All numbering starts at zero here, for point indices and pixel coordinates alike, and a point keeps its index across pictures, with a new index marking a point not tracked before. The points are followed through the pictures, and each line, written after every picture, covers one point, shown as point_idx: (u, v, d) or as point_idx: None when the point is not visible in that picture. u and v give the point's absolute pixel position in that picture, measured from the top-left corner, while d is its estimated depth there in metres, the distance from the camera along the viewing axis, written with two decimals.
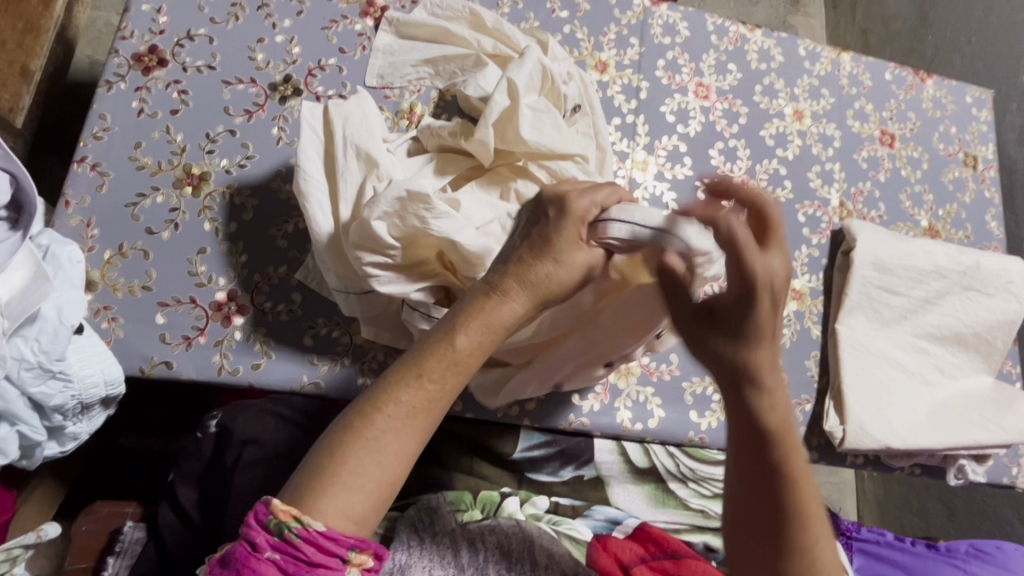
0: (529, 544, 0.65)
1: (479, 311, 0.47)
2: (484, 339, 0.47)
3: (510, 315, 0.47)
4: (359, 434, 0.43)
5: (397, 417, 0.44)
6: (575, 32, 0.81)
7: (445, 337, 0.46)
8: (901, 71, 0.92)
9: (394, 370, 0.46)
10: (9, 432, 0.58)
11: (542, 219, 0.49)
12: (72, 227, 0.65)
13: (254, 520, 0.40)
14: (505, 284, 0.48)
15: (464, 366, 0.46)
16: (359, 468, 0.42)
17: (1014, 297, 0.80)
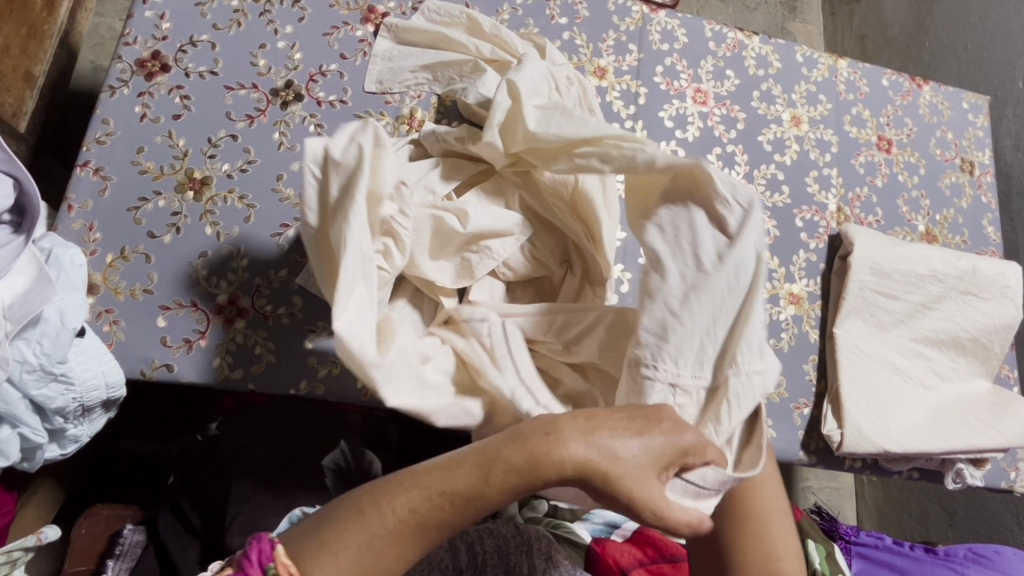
0: (526, 548, 0.66)
1: (521, 450, 0.42)
2: (521, 479, 0.42)
3: (559, 465, 0.42)
4: (364, 521, 0.42)
5: (404, 522, 0.43)
6: (574, 38, 0.82)
7: (480, 464, 0.43)
8: (897, 77, 0.93)
9: (421, 470, 0.44)
10: (10, 434, 0.59)
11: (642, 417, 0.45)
12: (74, 231, 0.66)
13: (254, 558, 0.41)
14: (561, 428, 0.43)
15: (492, 497, 0.43)
16: (354, 554, 0.42)
17: (1010, 301, 0.80)
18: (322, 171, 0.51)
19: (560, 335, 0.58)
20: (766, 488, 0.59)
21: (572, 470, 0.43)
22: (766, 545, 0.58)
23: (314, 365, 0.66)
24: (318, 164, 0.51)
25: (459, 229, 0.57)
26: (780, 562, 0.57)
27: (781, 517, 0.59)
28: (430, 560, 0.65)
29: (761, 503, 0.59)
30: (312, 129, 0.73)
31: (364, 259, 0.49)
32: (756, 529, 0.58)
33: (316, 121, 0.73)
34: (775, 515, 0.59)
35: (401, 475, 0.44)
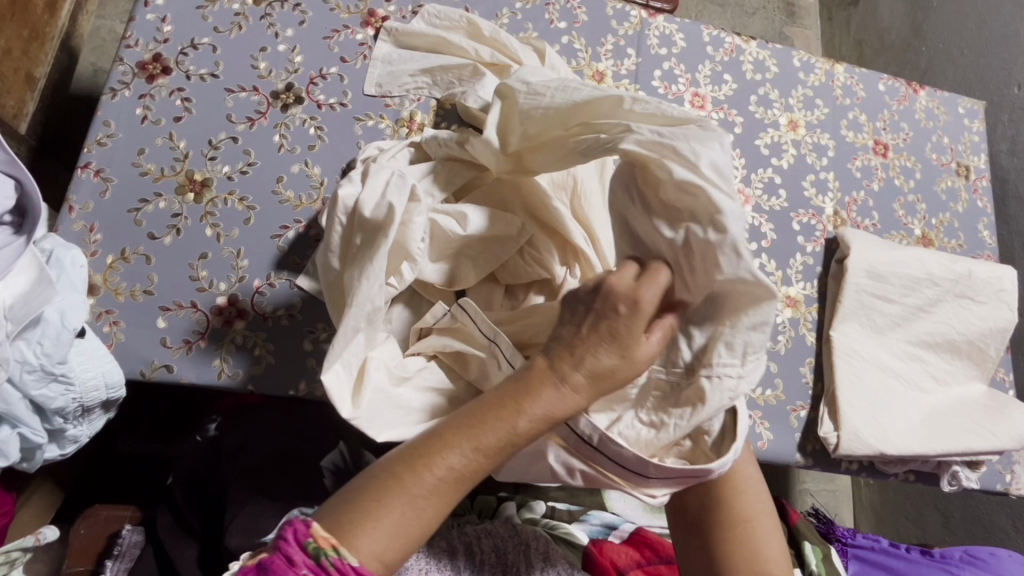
0: (524, 547, 0.67)
1: (540, 400, 0.45)
2: (545, 424, 0.46)
3: (575, 407, 0.46)
4: (404, 486, 0.44)
5: (442, 480, 0.44)
6: (572, 42, 0.83)
7: (506, 416, 0.45)
8: (893, 82, 0.94)
9: (450, 427, 0.46)
10: (10, 434, 0.59)
11: (610, 313, 0.46)
12: (75, 232, 0.66)
13: (292, 538, 0.43)
14: (569, 372, 0.46)
15: (521, 443, 0.46)
16: (398, 518, 0.44)
17: (1005, 305, 0.81)
18: (349, 220, 0.60)
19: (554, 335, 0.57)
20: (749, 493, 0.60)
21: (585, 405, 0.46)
22: (752, 548, 0.59)
23: (313, 366, 0.66)
24: (346, 213, 0.60)
25: (460, 232, 0.59)
26: (766, 562, 0.59)
27: (767, 518, 0.60)
28: (431, 556, 0.65)
29: (748, 507, 0.60)
30: (313, 132, 0.73)
31: (373, 311, 0.55)
32: (741, 535, 0.59)
33: (316, 124, 0.73)
34: (760, 518, 0.60)
35: (431, 436, 0.46)
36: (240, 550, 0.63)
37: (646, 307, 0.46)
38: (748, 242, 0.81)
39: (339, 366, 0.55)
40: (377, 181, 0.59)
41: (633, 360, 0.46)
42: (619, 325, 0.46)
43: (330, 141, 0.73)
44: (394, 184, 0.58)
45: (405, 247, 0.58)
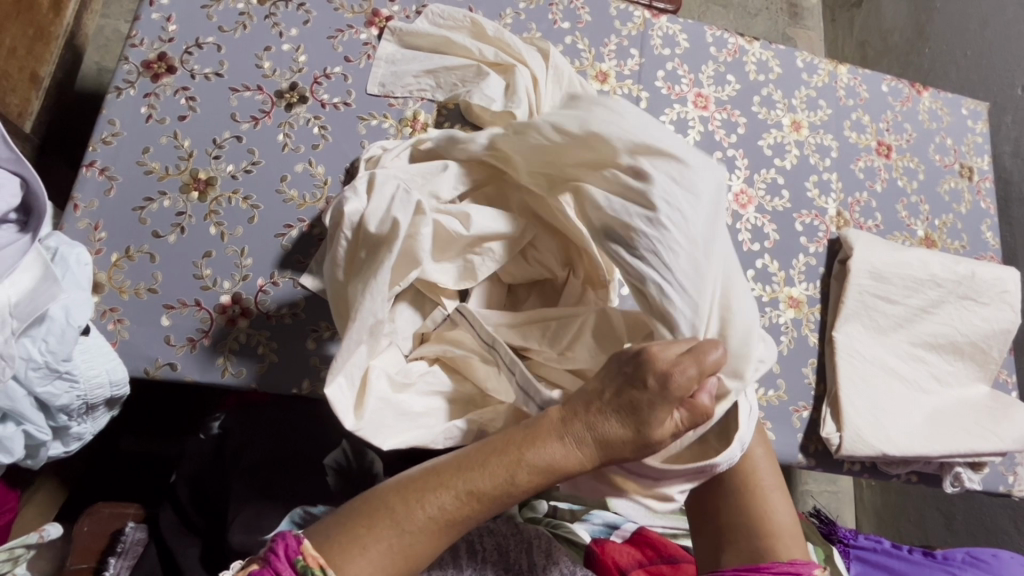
0: (526, 545, 0.68)
1: (544, 454, 0.46)
2: (541, 477, 0.46)
3: (573, 465, 0.47)
4: (397, 518, 0.44)
5: (433, 520, 0.45)
6: (576, 42, 0.83)
7: (508, 464, 0.46)
8: (896, 83, 0.94)
9: (448, 468, 0.47)
10: (15, 431, 0.59)
11: (637, 383, 0.47)
12: (80, 230, 0.66)
13: (282, 552, 0.43)
14: (578, 431, 0.47)
15: (514, 494, 0.46)
16: (386, 549, 0.44)
17: (1008, 306, 0.81)
18: (354, 236, 0.59)
19: (555, 344, 0.58)
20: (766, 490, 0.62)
21: (585, 467, 0.48)
22: (757, 520, 0.60)
23: (317, 365, 0.66)
24: (352, 229, 0.59)
25: (466, 233, 0.59)
26: (772, 537, 0.59)
27: (776, 493, 0.62)
28: None
29: (752, 481, 0.62)
30: (316, 131, 0.73)
31: (374, 325, 0.55)
32: (746, 508, 0.61)
33: (320, 123, 0.73)
34: (768, 494, 0.61)
35: (429, 473, 0.47)
36: (243, 549, 0.65)
37: (676, 387, 0.47)
38: (751, 243, 0.81)
39: (343, 379, 0.55)
40: (384, 194, 0.58)
41: (647, 437, 0.47)
42: (643, 399, 0.47)
43: (334, 140, 0.73)
44: (400, 200, 0.58)
45: (414, 254, 0.58)
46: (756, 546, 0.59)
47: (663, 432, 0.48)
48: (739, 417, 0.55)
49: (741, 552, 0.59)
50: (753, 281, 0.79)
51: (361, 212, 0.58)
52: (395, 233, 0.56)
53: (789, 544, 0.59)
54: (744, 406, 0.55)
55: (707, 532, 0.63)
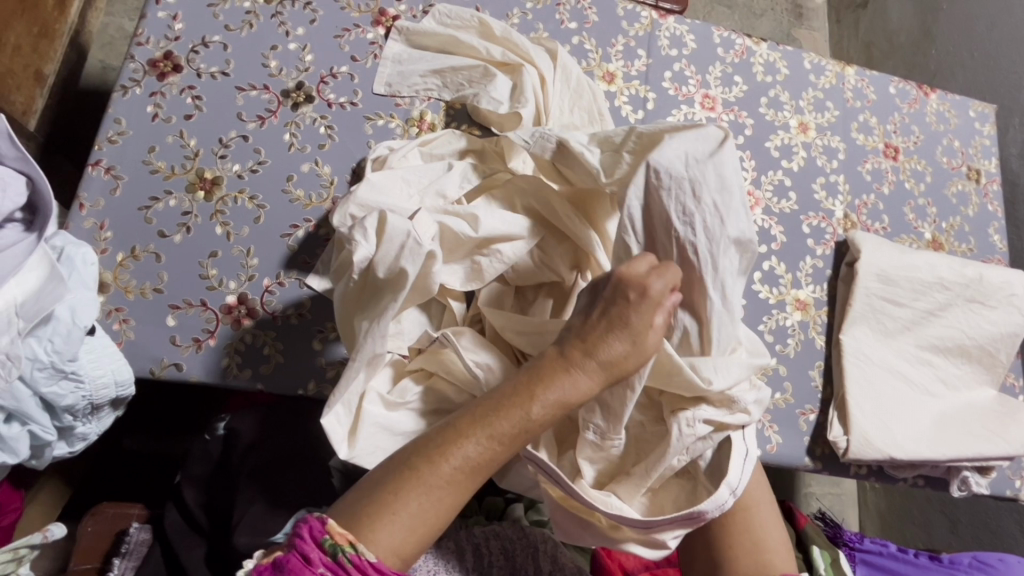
0: (533, 550, 0.67)
1: (554, 387, 0.47)
2: (556, 410, 0.48)
3: (582, 389, 0.48)
4: (421, 477, 0.45)
5: (459, 471, 0.46)
6: (583, 43, 0.82)
7: (520, 404, 0.47)
8: (904, 85, 0.93)
9: (464, 419, 0.47)
10: (20, 432, 0.59)
11: (621, 299, 0.50)
12: (86, 229, 0.66)
13: (307, 535, 0.44)
14: (581, 359, 0.48)
15: (533, 431, 0.47)
16: (416, 510, 0.45)
17: (1017, 309, 0.80)
18: (362, 278, 0.58)
19: None
20: (768, 520, 0.61)
21: (597, 389, 0.49)
22: (754, 537, 0.60)
23: (323, 365, 0.66)
24: (361, 272, 0.58)
25: (475, 233, 0.60)
26: (769, 552, 0.59)
27: (765, 504, 0.62)
28: (440, 559, 0.65)
29: (743, 494, 0.62)
30: (322, 131, 0.73)
31: (376, 355, 0.56)
32: (742, 524, 0.60)
33: (327, 123, 0.73)
34: (759, 506, 0.62)
35: (449, 427, 0.47)
36: (248, 549, 0.64)
37: (654, 293, 0.50)
38: (758, 245, 0.80)
39: (339, 408, 0.56)
40: (393, 241, 0.56)
41: (643, 346, 0.50)
42: (629, 312, 0.50)
43: (340, 140, 0.73)
44: (409, 250, 0.56)
45: (428, 278, 0.59)
46: (757, 561, 0.59)
47: (653, 339, 0.50)
48: (733, 461, 0.55)
49: (742, 567, 0.59)
50: (760, 283, 0.79)
51: (370, 259, 0.57)
52: (401, 284, 0.56)
53: (785, 558, 0.59)
54: (738, 444, 0.56)
55: (701, 554, 0.61)
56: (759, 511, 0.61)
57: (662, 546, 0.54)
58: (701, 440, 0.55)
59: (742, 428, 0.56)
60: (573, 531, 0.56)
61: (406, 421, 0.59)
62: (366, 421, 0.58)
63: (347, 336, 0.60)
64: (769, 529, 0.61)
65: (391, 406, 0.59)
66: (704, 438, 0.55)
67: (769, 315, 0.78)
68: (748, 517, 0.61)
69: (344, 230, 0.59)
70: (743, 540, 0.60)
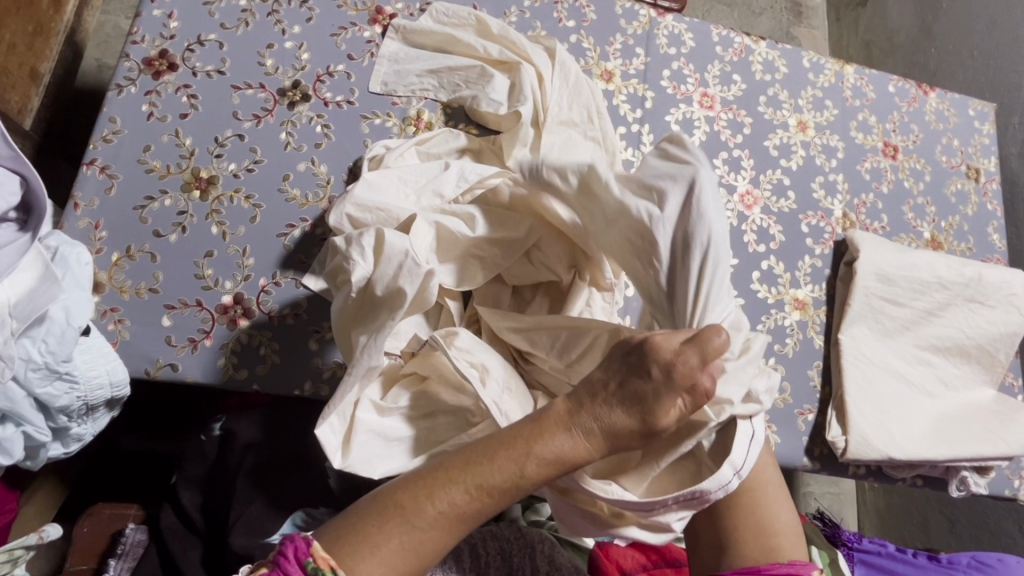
0: (530, 550, 0.67)
1: (552, 445, 0.46)
2: (551, 470, 0.46)
3: (582, 453, 0.47)
4: (407, 516, 0.45)
5: (445, 516, 0.45)
6: (582, 41, 0.82)
7: (516, 458, 0.46)
8: (904, 83, 0.93)
9: (457, 464, 0.47)
10: (14, 433, 0.59)
11: (643, 376, 0.47)
12: (80, 229, 0.66)
13: (292, 555, 0.43)
14: (585, 421, 0.47)
15: (525, 489, 0.46)
16: (397, 548, 0.44)
17: (1016, 309, 0.80)
18: (360, 295, 0.58)
19: (563, 356, 0.56)
20: (772, 503, 0.61)
21: (596, 455, 0.47)
22: (759, 521, 0.60)
23: (319, 366, 0.66)
24: (359, 290, 0.57)
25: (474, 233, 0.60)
26: (774, 535, 0.59)
27: (773, 488, 0.62)
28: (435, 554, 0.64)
29: (751, 476, 0.62)
30: (319, 130, 0.72)
31: (372, 367, 0.56)
32: (747, 506, 0.60)
33: (323, 122, 0.73)
34: (765, 489, 0.62)
35: (441, 470, 0.47)
36: (245, 551, 0.64)
37: (678, 375, 0.46)
38: (757, 244, 0.80)
39: (334, 417, 0.56)
40: (391, 261, 0.56)
41: (651, 426, 0.47)
42: (648, 393, 0.47)
43: (337, 139, 0.73)
44: (408, 270, 0.56)
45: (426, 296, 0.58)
46: (762, 547, 0.58)
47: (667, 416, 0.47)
48: (737, 441, 0.53)
49: (750, 551, 0.58)
50: (758, 283, 0.78)
51: (368, 278, 0.57)
52: (399, 303, 0.56)
53: (791, 543, 0.59)
54: (744, 427, 0.54)
55: (705, 537, 0.61)
56: (764, 490, 0.61)
57: (666, 529, 0.53)
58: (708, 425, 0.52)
59: (749, 415, 0.54)
60: (574, 523, 0.56)
61: (401, 426, 0.59)
62: (359, 430, 0.57)
63: (342, 342, 0.60)
64: (775, 509, 0.61)
65: (384, 412, 0.59)
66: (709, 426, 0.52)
67: (767, 315, 0.78)
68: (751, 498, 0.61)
69: (341, 244, 0.58)
70: (746, 523, 0.59)
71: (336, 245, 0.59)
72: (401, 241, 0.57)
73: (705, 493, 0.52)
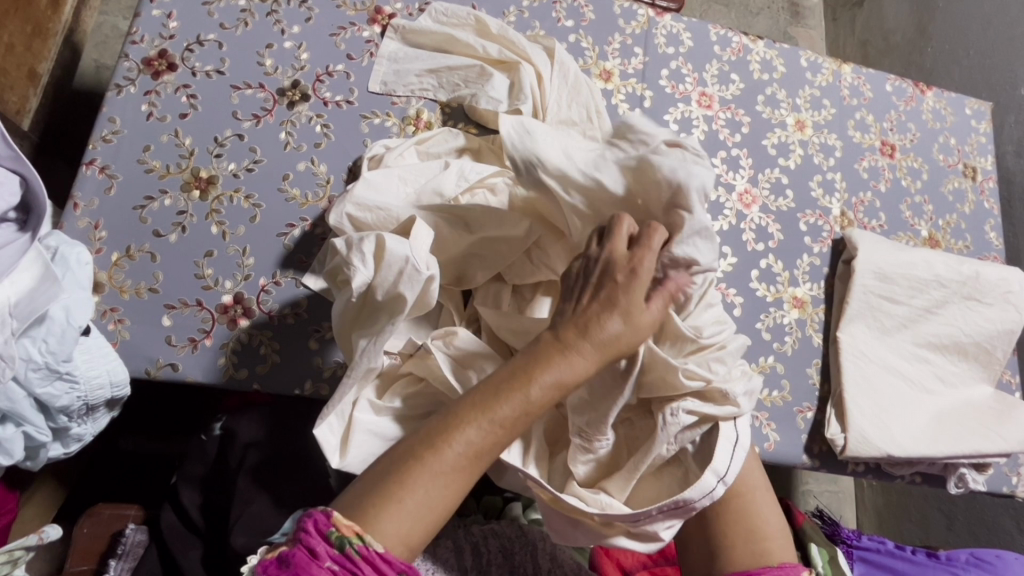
0: (531, 548, 0.67)
1: (551, 368, 0.48)
2: (554, 391, 0.48)
3: (582, 370, 0.49)
4: (426, 464, 0.46)
5: (464, 456, 0.46)
6: (580, 41, 0.82)
7: (519, 387, 0.48)
8: (900, 82, 0.93)
9: (465, 405, 0.48)
10: (15, 433, 0.59)
11: (611, 280, 0.51)
12: (80, 229, 0.66)
13: (313, 528, 0.44)
14: (576, 341, 0.49)
15: (534, 414, 0.48)
16: (421, 497, 0.45)
17: (1013, 306, 0.81)
18: (360, 299, 0.58)
19: None
20: (761, 505, 0.61)
21: (593, 371, 0.50)
22: (751, 526, 0.60)
23: (319, 365, 0.66)
24: (360, 294, 0.57)
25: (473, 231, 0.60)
26: (766, 539, 0.59)
27: (762, 491, 0.62)
28: (433, 559, 0.64)
29: (738, 481, 0.62)
30: (318, 129, 0.72)
31: (371, 369, 0.56)
32: (736, 513, 0.60)
33: (323, 121, 0.73)
34: (754, 493, 0.62)
35: (450, 414, 0.48)
36: (246, 550, 0.64)
37: (643, 272, 0.51)
38: (755, 243, 0.80)
39: (333, 417, 0.57)
40: (391, 267, 0.56)
41: (635, 325, 0.50)
42: (619, 292, 0.50)
43: (336, 139, 0.73)
44: (408, 276, 0.56)
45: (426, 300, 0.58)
46: (752, 549, 0.59)
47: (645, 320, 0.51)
48: (722, 446, 0.55)
49: (739, 557, 0.58)
50: (757, 281, 0.79)
51: (369, 283, 0.57)
52: (399, 308, 0.56)
53: (782, 546, 0.59)
54: (727, 431, 0.56)
55: (695, 544, 0.61)
56: (752, 491, 0.62)
57: (656, 539, 0.54)
58: (685, 429, 0.55)
59: (732, 418, 0.56)
60: (564, 531, 0.56)
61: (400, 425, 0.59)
62: (357, 430, 0.57)
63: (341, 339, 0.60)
64: (763, 512, 0.61)
65: (380, 411, 0.59)
66: (688, 428, 0.56)
67: (766, 313, 0.78)
68: (741, 502, 0.61)
69: (341, 250, 0.58)
70: (737, 529, 0.60)
71: (336, 247, 0.59)
72: (402, 246, 0.57)
73: (691, 500, 0.53)
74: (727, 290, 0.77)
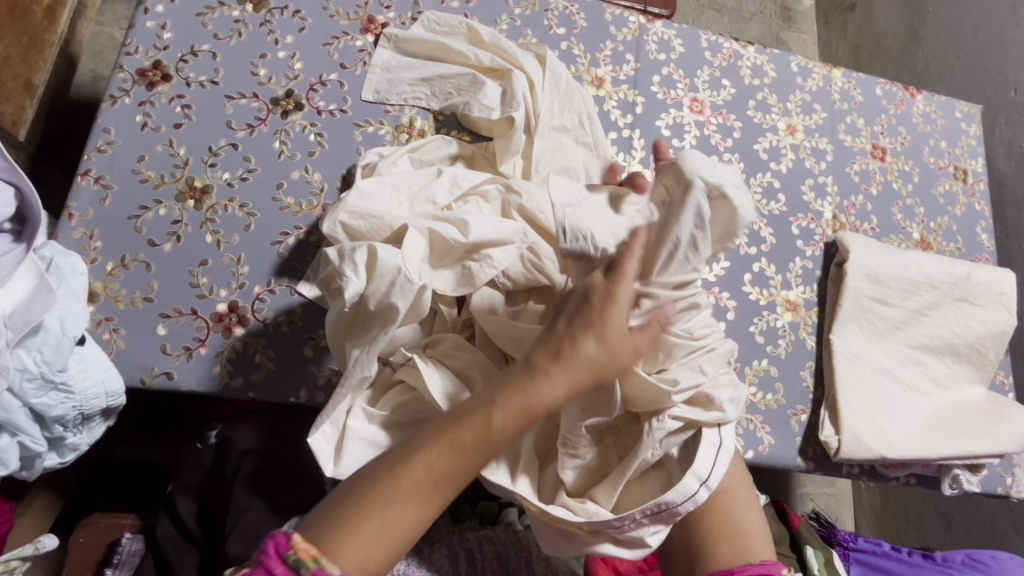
0: (526, 553, 0.68)
1: (518, 395, 0.50)
2: (519, 417, 0.50)
3: (548, 396, 0.50)
4: (386, 488, 0.48)
5: (423, 481, 0.48)
6: (572, 48, 0.83)
7: (484, 411, 0.50)
8: (891, 86, 0.94)
9: (431, 431, 0.50)
10: (10, 443, 0.59)
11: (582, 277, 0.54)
12: (75, 240, 0.66)
13: (272, 551, 0.45)
14: (546, 366, 0.51)
15: (498, 440, 0.50)
16: (379, 521, 0.47)
17: (1004, 308, 0.81)
18: (352, 310, 0.58)
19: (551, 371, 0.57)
20: (741, 504, 0.62)
21: (562, 398, 0.51)
22: (732, 523, 0.60)
23: (314, 373, 0.66)
24: (352, 305, 0.58)
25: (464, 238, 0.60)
26: (748, 536, 0.60)
27: (741, 490, 0.62)
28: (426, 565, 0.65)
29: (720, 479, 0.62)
30: (312, 138, 0.73)
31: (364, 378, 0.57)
32: (719, 510, 0.61)
33: (317, 130, 0.73)
34: (736, 492, 0.62)
35: (415, 440, 0.50)
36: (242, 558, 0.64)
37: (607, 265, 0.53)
38: (748, 247, 0.80)
39: (327, 425, 0.57)
40: (384, 277, 0.57)
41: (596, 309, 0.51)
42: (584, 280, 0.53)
43: (330, 147, 0.73)
44: (400, 286, 0.56)
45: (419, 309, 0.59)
46: (735, 547, 0.59)
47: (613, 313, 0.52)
48: (704, 450, 0.56)
49: (722, 555, 0.58)
50: (750, 285, 0.79)
51: (361, 294, 0.57)
52: (392, 318, 0.57)
53: (763, 542, 0.60)
54: (709, 436, 0.57)
55: (677, 543, 0.62)
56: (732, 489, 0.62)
57: (642, 544, 0.55)
58: (671, 434, 0.56)
59: (716, 424, 0.57)
60: (552, 542, 0.56)
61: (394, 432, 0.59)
62: (351, 437, 0.57)
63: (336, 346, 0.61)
64: (745, 509, 0.61)
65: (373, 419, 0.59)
66: (673, 434, 0.56)
67: (759, 317, 0.78)
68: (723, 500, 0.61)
69: (333, 261, 0.59)
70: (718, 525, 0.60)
71: (330, 257, 0.59)
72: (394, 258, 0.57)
73: (675, 505, 0.54)
74: (720, 292, 0.78)
